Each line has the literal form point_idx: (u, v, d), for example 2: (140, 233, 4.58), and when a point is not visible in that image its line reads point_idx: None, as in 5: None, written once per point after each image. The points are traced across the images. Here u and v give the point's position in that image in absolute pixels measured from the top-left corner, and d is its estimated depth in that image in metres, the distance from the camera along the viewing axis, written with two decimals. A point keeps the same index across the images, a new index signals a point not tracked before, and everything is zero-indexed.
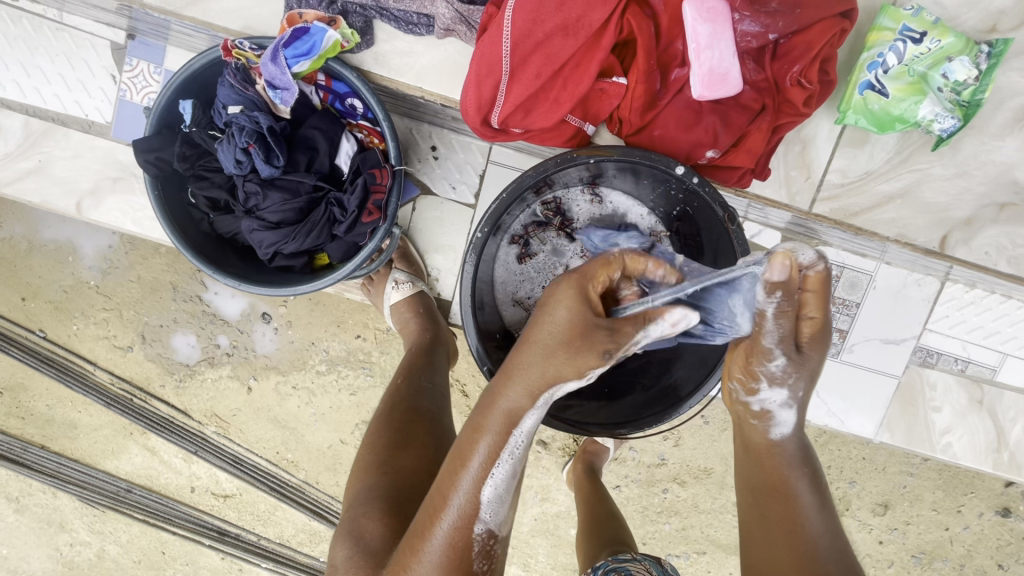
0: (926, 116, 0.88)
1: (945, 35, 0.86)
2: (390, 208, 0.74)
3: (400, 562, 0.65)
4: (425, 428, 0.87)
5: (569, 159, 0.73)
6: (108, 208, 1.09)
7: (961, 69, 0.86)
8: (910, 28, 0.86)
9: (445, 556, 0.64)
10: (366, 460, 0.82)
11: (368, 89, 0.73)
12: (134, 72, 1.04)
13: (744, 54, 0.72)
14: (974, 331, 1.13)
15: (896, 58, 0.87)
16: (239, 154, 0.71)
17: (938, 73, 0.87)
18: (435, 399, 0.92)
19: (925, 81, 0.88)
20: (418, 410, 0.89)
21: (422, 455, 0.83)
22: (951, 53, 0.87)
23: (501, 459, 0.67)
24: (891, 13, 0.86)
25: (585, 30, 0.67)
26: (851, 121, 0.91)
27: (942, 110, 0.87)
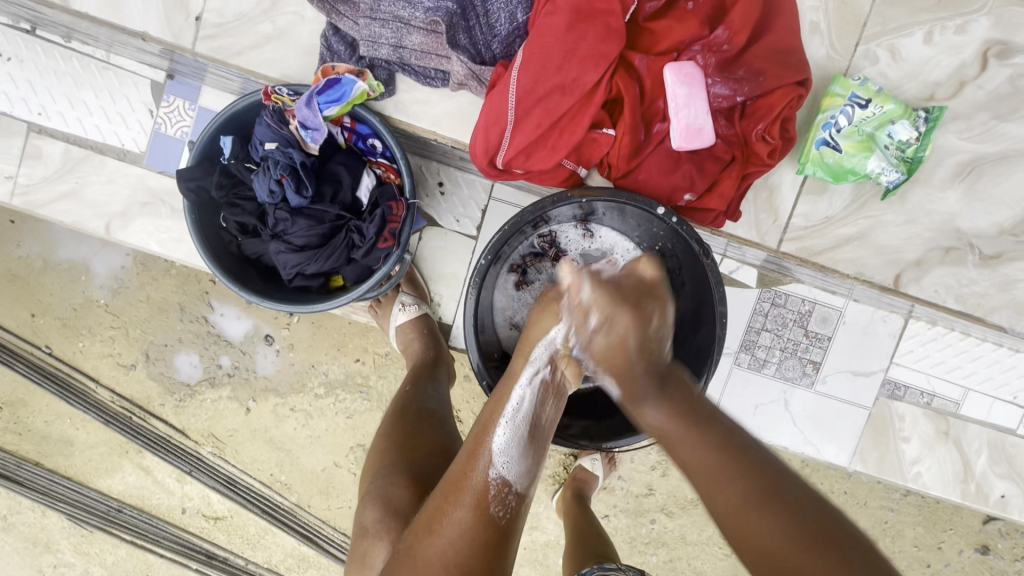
0: (875, 169, 0.99)
1: (887, 102, 0.99)
2: (404, 236, 0.83)
3: (434, 507, 0.70)
4: (435, 424, 0.95)
5: (564, 198, 0.83)
6: (135, 230, 1.17)
7: (903, 130, 0.99)
8: (858, 95, 0.99)
9: (472, 497, 0.70)
10: (387, 446, 0.91)
11: (389, 132, 0.82)
12: (170, 107, 1.14)
13: (717, 113, 0.83)
14: (936, 366, 1.22)
15: (846, 119, 0.98)
16: (272, 184, 0.80)
17: (883, 133, 0.99)
18: (442, 403, 1.00)
19: (873, 139, 0.99)
20: (428, 409, 0.98)
21: (435, 445, 0.92)
22: (893, 117, 0.99)
23: (507, 411, 0.77)
24: (842, 82, 0.99)
25: (580, 89, 0.77)
26: (810, 171, 1.01)
27: (888, 165, 0.99)
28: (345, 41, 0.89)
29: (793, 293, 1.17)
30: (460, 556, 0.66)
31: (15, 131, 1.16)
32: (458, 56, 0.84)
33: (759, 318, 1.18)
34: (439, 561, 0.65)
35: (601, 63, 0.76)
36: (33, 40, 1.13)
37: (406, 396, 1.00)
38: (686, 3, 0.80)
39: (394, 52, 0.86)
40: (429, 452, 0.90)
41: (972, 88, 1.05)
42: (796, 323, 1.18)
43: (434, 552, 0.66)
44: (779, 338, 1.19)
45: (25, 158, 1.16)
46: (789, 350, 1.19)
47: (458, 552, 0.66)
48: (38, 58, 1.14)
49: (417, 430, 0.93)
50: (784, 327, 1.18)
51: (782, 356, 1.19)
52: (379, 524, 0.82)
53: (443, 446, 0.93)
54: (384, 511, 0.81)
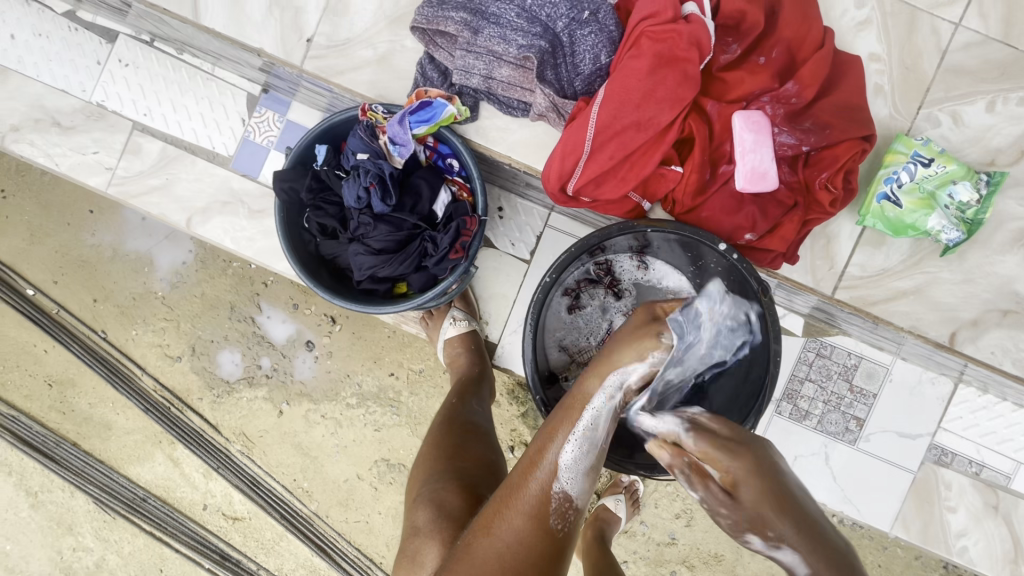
0: (935, 227, 1.02)
1: (950, 163, 1.01)
2: (474, 249, 0.87)
3: (490, 511, 0.70)
4: (481, 437, 0.97)
5: (630, 227, 0.87)
6: (213, 227, 1.26)
7: (964, 192, 1.01)
8: (920, 154, 1.01)
9: (532, 509, 0.69)
10: (436, 453, 0.93)
11: (469, 153, 0.89)
12: (261, 118, 1.24)
13: (781, 160, 0.87)
14: (986, 436, 1.19)
15: (908, 176, 1.01)
16: (360, 191, 0.86)
17: (945, 193, 1.01)
18: (488, 418, 1.03)
19: (933, 199, 1.02)
20: (473, 422, 1.00)
21: (482, 456, 0.94)
22: (955, 177, 1.01)
23: (574, 433, 0.73)
24: (905, 141, 1.02)
25: (655, 127, 0.82)
26: (870, 223, 1.04)
27: (949, 224, 1.01)
28: (439, 70, 0.98)
29: (839, 345, 1.19)
30: (518, 561, 0.66)
31: (120, 128, 1.28)
32: (544, 89, 0.90)
33: (804, 367, 1.20)
34: (494, 562, 0.66)
35: (677, 105, 0.81)
36: (150, 50, 1.26)
37: (453, 407, 1.02)
38: (759, 57, 0.85)
39: (484, 82, 0.94)
40: (478, 463, 0.92)
41: None
42: (841, 375, 1.20)
43: (490, 548, 0.67)
44: (824, 390, 1.20)
45: (126, 152, 1.27)
46: (832, 404, 1.20)
47: (512, 558, 0.66)
48: (152, 66, 1.26)
49: (465, 440, 0.95)
50: (828, 378, 1.20)
51: (825, 409, 1.21)
52: (430, 526, 0.83)
53: (489, 458, 0.94)
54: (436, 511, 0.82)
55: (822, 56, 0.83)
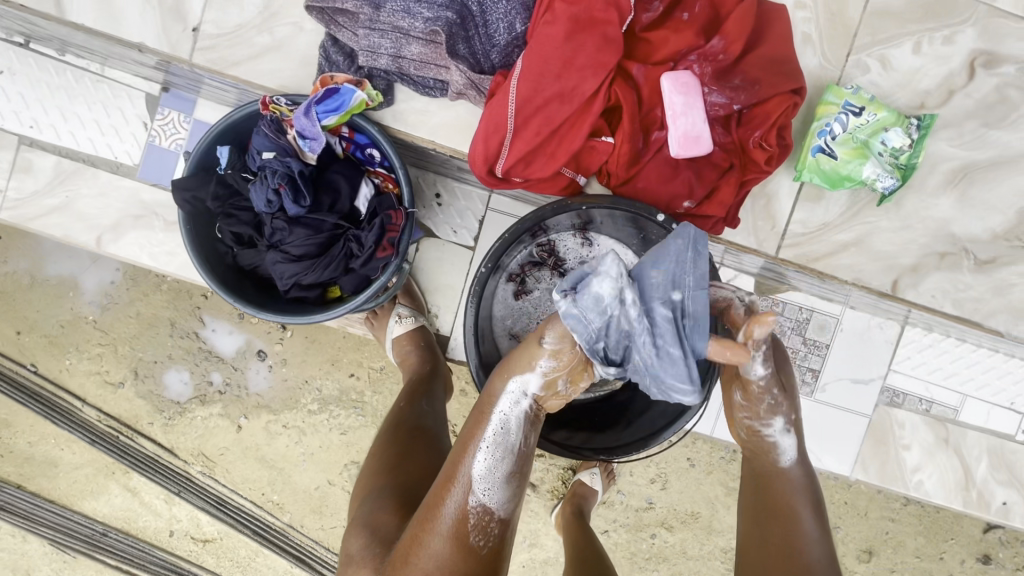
0: (870, 176, 1.01)
1: (880, 110, 1.00)
2: (402, 245, 0.82)
3: (410, 537, 0.72)
4: (427, 443, 0.93)
5: (565, 206, 0.83)
6: (127, 243, 1.15)
7: (896, 138, 1.01)
8: (851, 103, 1.00)
9: (450, 528, 0.72)
10: (377, 468, 0.89)
11: (387, 141, 0.82)
12: (165, 120, 1.13)
13: (714, 120, 0.83)
14: (934, 373, 1.23)
15: (841, 127, 1.00)
16: (270, 194, 0.79)
17: (877, 140, 1.01)
18: (437, 421, 0.99)
19: (867, 147, 1.01)
20: (421, 427, 0.96)
21: (426, 466, 0.90)
22: (886, 125, 1.01)
23: (482, 447, 0.75)
24: (835, 91, 1.01)
25: (579, 97, 0.77)
26: (807, 178, 1.03)
27: (883, 172, 1.00)
28: (344, 52, 0.90)
29: (789, 301, 1.19)
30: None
31: (5, 144, 1.14)
32: (458, 65, 0.84)
33: None
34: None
35: (599, 71, 0.76)
36: (27, 54, 1.12)
37: (401, 414, 0.98)
38: (682, 14, 0.81)
39: (394, 62, 0.87)
40: (421, 473, 0.88)
41: (961, 97, 1.07)
42: (795, 331, 1.20)
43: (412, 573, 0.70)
44: None
45: (16, 171, 1.14)
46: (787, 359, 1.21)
47: None
48: (31, 71, 1.13)
49: (410, 448, 0.91)
50: (784, 335, 1.20)
51: None
52: (364, 553, 0.78)
53: (435, 465, 0.91)
54: (371, 537, 0.77)
55: (746, 8, 0.79)
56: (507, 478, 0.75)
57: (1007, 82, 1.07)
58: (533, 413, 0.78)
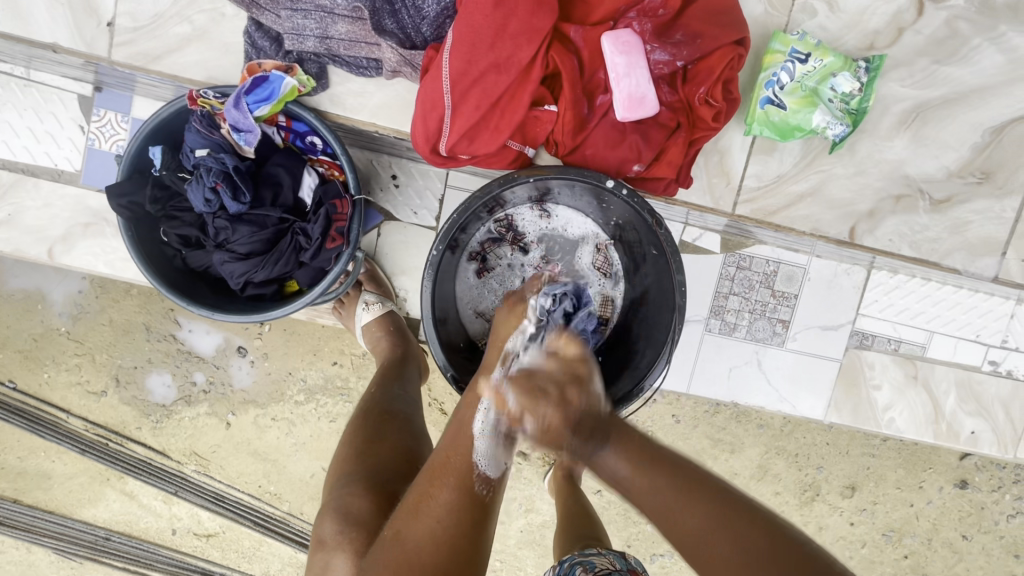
0: (820, 124, 0.99)
1: (826, 55, 0.98)
2: (352, 233, 0.79)
3: (419, 493, 0.71)
4: (400, 425, 0.94)
5: (512, 180, 0.80)
6: (80, 253, 1.12)
7: (845, 82, 0.98)
8: (798, 50, 0.98)
9: (456, 479, 0.73)
10: (348, 451, 0.90)
11: (326, 126, 0.79)
12: (102, 121, 1.09)
13: (659, 80, 0.81)
14: (901, 313, 1.25)
15: (788, 76, 0.98)
16: (207, 193, 0.76)
17: (827, 87, 0.99)
18: (408, 403, 0.99)
19: (816, 94, 0.99)
20: (395, 410, 0.97)
21: (396, 448, 0.90)
22: (834, 70, 0.99)
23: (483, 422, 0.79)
24: (781, 38, 0.99)
25: (516, 67, 0.74)
26: (757, 131, 1.01)
27: (832, 118, 0.98)
28: (270, 36, 0.87)
29: (756, 255, 1.20)
30: (448, 534, 0.68)
31: None
32: (387, 42, 0.81)
33: (726, 283, 1.21)
34: (426, 543, 0.67)
35: (534, 38, 0.73)
36: None
37: (374, 397, 0.98)
38: None
39: (321, 43, 0.84)
40: (391, 456, 0.89)
41: (911, 34, 1.06)
42: (762, 284, 1.22)
43: (421, 529, 0.68)
44: (747, 301, 1.22)
45: None
46: (758, 312, 1.23)
47: (447, 531, 0.68)
48: None
49: (382, 432, 0.92)
50: (751, 289, 1.22)
51: (752, 318, 1.23)
52: (338, 537, 0.80)
53: (407, 446, 0.91)
54: (344, 522, 0.79)
55: None
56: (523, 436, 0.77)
57: (957, 14, 1.06)
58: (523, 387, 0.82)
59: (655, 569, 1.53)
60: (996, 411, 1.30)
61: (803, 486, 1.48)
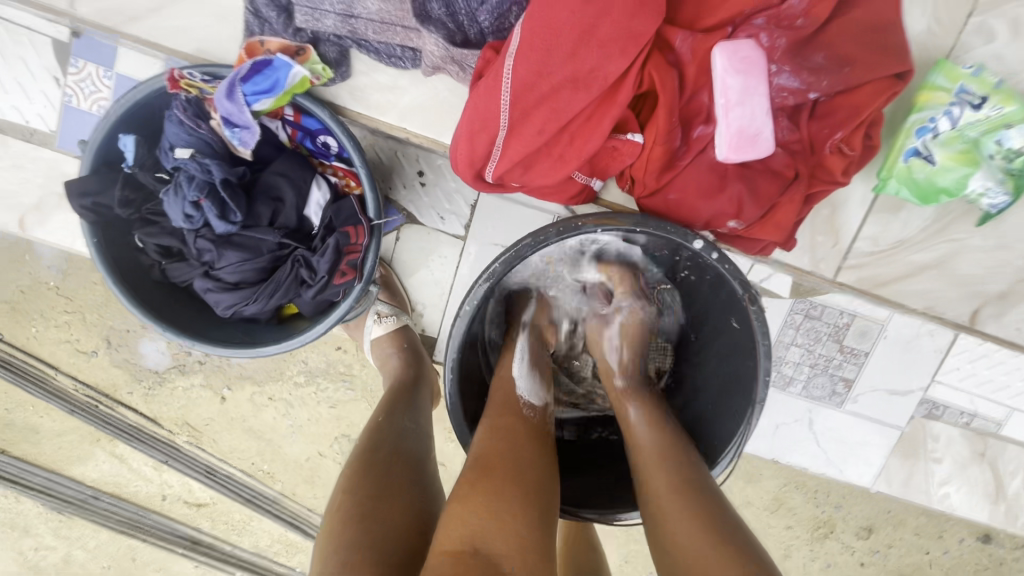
0: (976, 190, 0.77)
1: (1007, 102, 0.74)
2: (367, 267, 0.64)
3: (480, 449, 0.65)
4: (408, 472, 0.76)
5: (574, 227, 0.62)
6: (56, 226, 0.97)
7: (1020, 138, 0.74)
8: (968, 89, 0.75)
9: (511, 417, 0.70)
10: (344, 506, 0.69)
11: (344, 130, 0.62)
12: (80, 75, 0.91)
13: (778, 111, 0.62)
14: (983, 385, 1.09)
15: (949, 124, 0.75)
16: (187, 208, 0.59)
17: (992, 141, 0.75)
18: (419, 441, 0.84)
19: (977, 149, 0.76)
20: (403, 451, 0.79)
21: (408, 504, 0.71)
22: (1011, 121, 0.75)
23: (515, 370, 0.78)
24: (947, 71, 0.75)
25: (600, 83, 0.56)
26: (891, 190, 0.80)
27: (994, 184, 0.76)
28: (276, 6, 0.72)
29: (830, 305, 1.03)
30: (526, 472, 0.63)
31: None
32: (431, 32, 0.68)
33: (790, 331, 1.05)
34: (517, 496, 0.59)
35: (630, 47, 0.54)
36: None
37: (379, 433, 0.81)
38: None
39: (344, 24, 0.70)
40: (402, 512, 0.69)
41: None
42: (831, 337, 1.06)
43: (489, 478, 0.60)
44: (809, 354, 1.07)
45: None
46: (819, 366, 1.08)
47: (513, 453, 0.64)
48: None
49: (389, 481, 0.73)
50: (817, 341, 1.06)
51: (811, 373, 1.08)
52: None
53: (421, 507, 0.71)
54: None
55: None
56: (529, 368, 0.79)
57: None
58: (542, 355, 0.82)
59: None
60: None
61: (817, 523, 1.22)
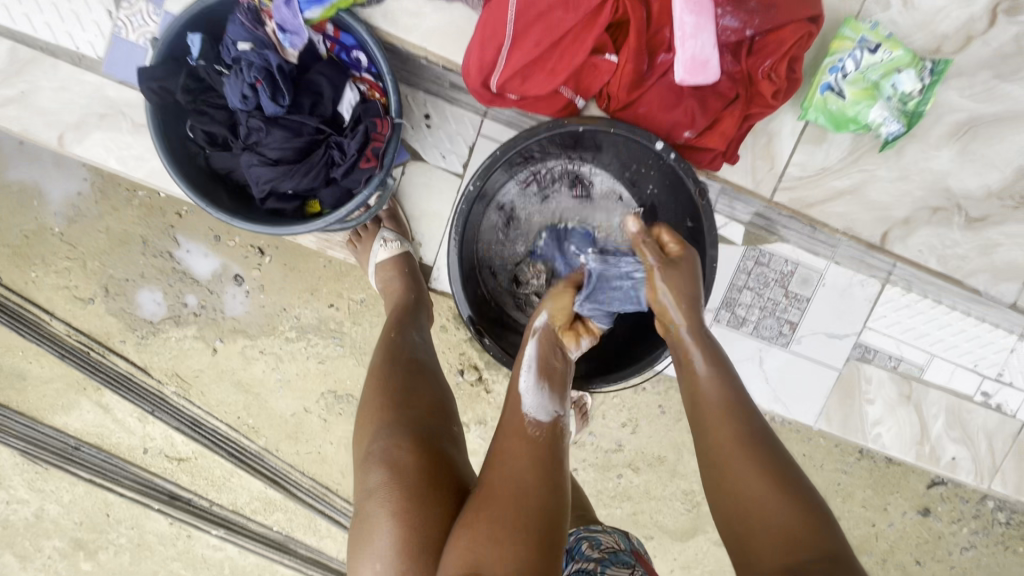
0: (875, 120, 0.99)
1: (896, 48, 0.96)
2: (387, 157, 0.77)
3: (498, 452, 0.74)
4: (424, 376, 0.92)
5: (561, 126, 0.77)
6: (92, 143, 1.07)
7: (908, 81, 0.97)
8: (867, 39, 0.96)
9: (520, 436, 0.76)
10: (378, 403, 0.86)
11: (374, 41, 0.76)
12: (132, 10, 1.03)
13: (723, 47, 0.78)
14: (906, 332, 1.26)
15: (853, 65, 0.97)
16: (245, 89, 0.73)
17: (888, 83, 0.97)
18: (429, 350, 0.98)
19: (877, 89, 0.98)
20: (416, 360, 0.94)
21: (432, 402, 0.88)
22: (900, 66, 0.97)
23: (521, 392, 0.79)
24: (853, 25, 0.97)
25: (585, 7, 0.72)
26: (812, 117, 1.00)
27: (889, 115, 0.98)
28: None
29: (777, 253, 1.20)
30: (528, 489, 0.69)
31: None
32: None
33: (743, 276, 1.21)
34: (538, 490, 0.69)
35: None
36: None
37: (395, 343, 0.96)
38: None
39: None
40: (429, 409, 0.86)
41: (978, 44, 1.06)
42: (778, 282, 1.22)
43: (497, 501, 0.68)
44: (760, 297, 1.22)
45: None
46: (768, 310, 1.23)
47: (519, 482, 0.70)
48: None
49: (414, 386, 0.89)
50: (766, 286, 1.22)
51: (761, 315, 1.23)
52: (384, 488, 0.78)
53: (441, 403, 0.89)
54: (393, 476, 0.78)
55: None
56: (538, 380, 0.81)
57: None
58: (556, 364, 0.83)
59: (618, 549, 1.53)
60: (977, 441, 1.32)
61: None
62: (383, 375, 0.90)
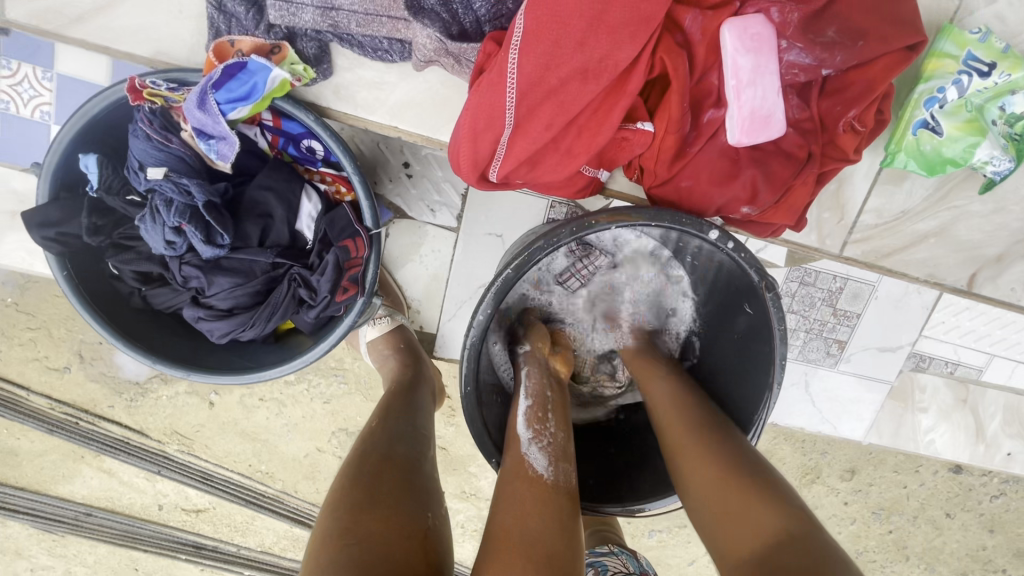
0: (981, 159, 0.81)
1: (1016, 67, 0.79)
2: (368, 280, 0.64)
3: (500, 491, 0.65)
4: (400, 479, 0.69)
5: (587, 226, 0.61)
6: (9, 247, 0.90)
7: (1022, 102, 0.80)
8: (976, 57, 0.79)
9: (520, 477, 0.66)
10: (324, 527, 0.62)
11: (328, 132, 0.62)
12: (16, 77, 0.82)
13: (789, 88, 0.66)
14: (966, 336, 1.12)
15: (957, 92, 0.79)
16: (170, 234, 0.61)
17: (995, 106, 0.81)
18: (415, 442, 0.77)
19: (981, 116, 0.81)
20: (393, 458, 0.72)
21: (398, 520, 0.63)
22: (1016, 87, 0.79)
23: (523, 440, 0.70)
24: (955, 39, 0.79)
25: (610, 71, 0.57)
26: (901, 162, 0.84)
27: (999, 152, 0.80)
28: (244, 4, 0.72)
29: (824, 270, 1.05)
30: (539, 530, 0.60)
31: None
32: (426, 25, 0.70)
33: (786, 300, 1.08)
34: (546, 532, 0.60)
35: (638, 34, 0.57)
36: None
37: (369, 443, 0.74)
38: None
39: (323, 17, 0.71)
40: (388, 531, 0.61)
41: None
42: (824, 302, 1.08)
43: (505, 549, 0.58)
44: (806, 319, 1.09)
45: None
46: (814, 331, 1.10)
47: (527, 529, 0.60)
48: None
49: (379, 494, 0.65)
50: (811, 307, 1.08)
51: (807, 338, 1.11)
52: None
53: (411, 522, 0.63)
54: None
55: None
56: (535, 414, 0.73)
57: None
58: (550, 398, 0.75)
59: (652, 545, 1.36)
60: None
61: (805, 470, 1.31)
62: (338, 487, 0.66)
